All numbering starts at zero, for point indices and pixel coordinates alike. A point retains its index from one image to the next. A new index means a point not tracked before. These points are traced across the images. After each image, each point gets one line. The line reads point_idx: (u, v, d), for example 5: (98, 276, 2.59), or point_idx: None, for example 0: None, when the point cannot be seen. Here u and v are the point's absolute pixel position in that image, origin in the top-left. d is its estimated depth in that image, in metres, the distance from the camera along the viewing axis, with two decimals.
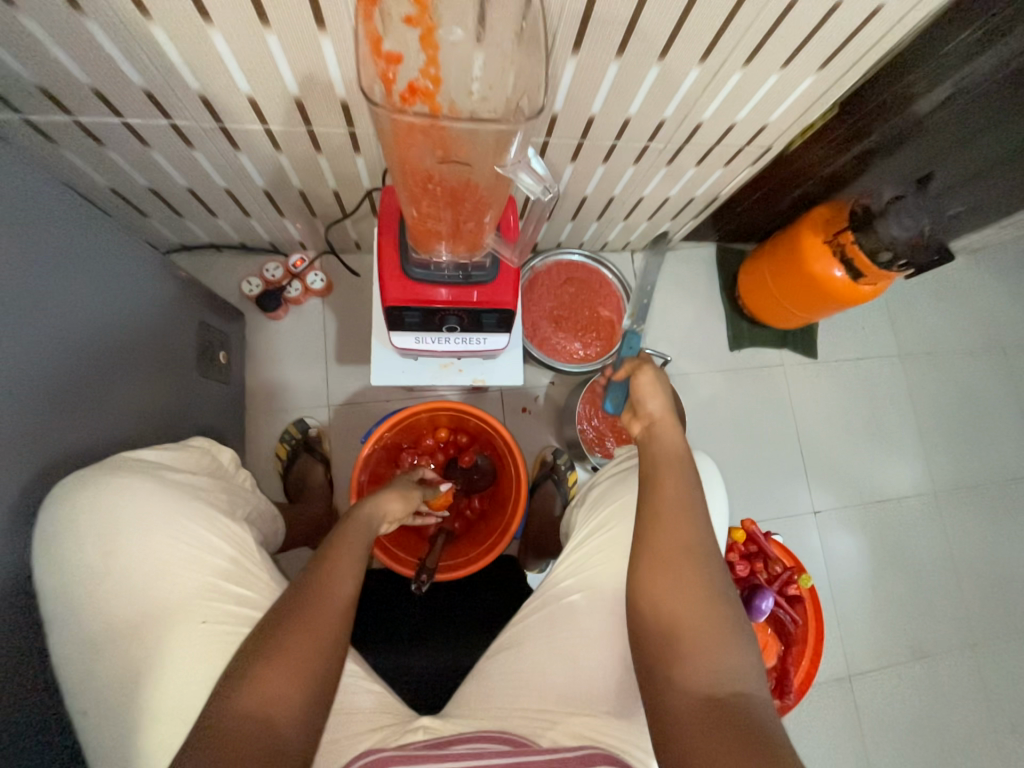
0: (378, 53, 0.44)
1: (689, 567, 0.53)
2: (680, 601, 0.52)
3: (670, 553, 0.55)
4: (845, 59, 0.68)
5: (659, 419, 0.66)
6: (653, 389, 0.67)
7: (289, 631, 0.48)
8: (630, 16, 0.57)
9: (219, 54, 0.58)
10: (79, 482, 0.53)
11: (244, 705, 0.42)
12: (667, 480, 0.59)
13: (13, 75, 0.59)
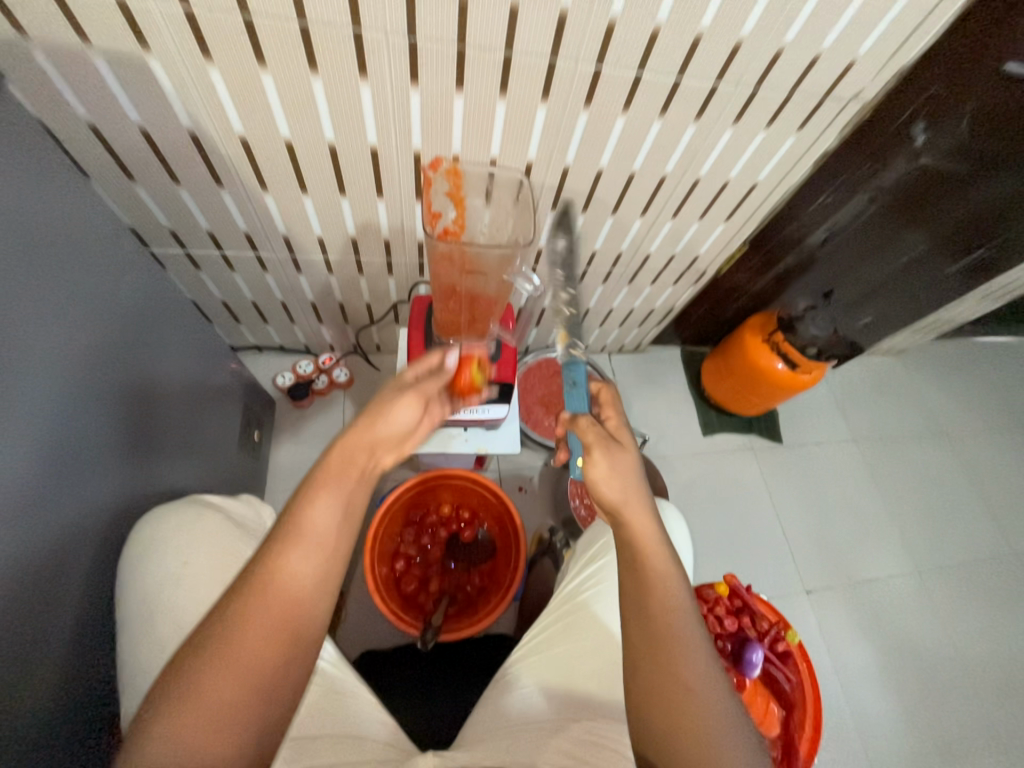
0: (429, 211, 0.67)
1: (688, 680, 0.47)
2: (665, 725, 0.46)
3: (656, 668, 0.47)
4: (742, 214, 0.96)
5: (631, 496, 0.54)
6: (612, 470, 0.55)
7: (229, 667, 0.42)
8: (589, 188, 0.84)
9: (305, 210, 0.82)
10: (155, 517, 0.64)
11: (185, 745, 0.39)
12: (652, 583, 0.50)
13: (154, 224, 0.83)
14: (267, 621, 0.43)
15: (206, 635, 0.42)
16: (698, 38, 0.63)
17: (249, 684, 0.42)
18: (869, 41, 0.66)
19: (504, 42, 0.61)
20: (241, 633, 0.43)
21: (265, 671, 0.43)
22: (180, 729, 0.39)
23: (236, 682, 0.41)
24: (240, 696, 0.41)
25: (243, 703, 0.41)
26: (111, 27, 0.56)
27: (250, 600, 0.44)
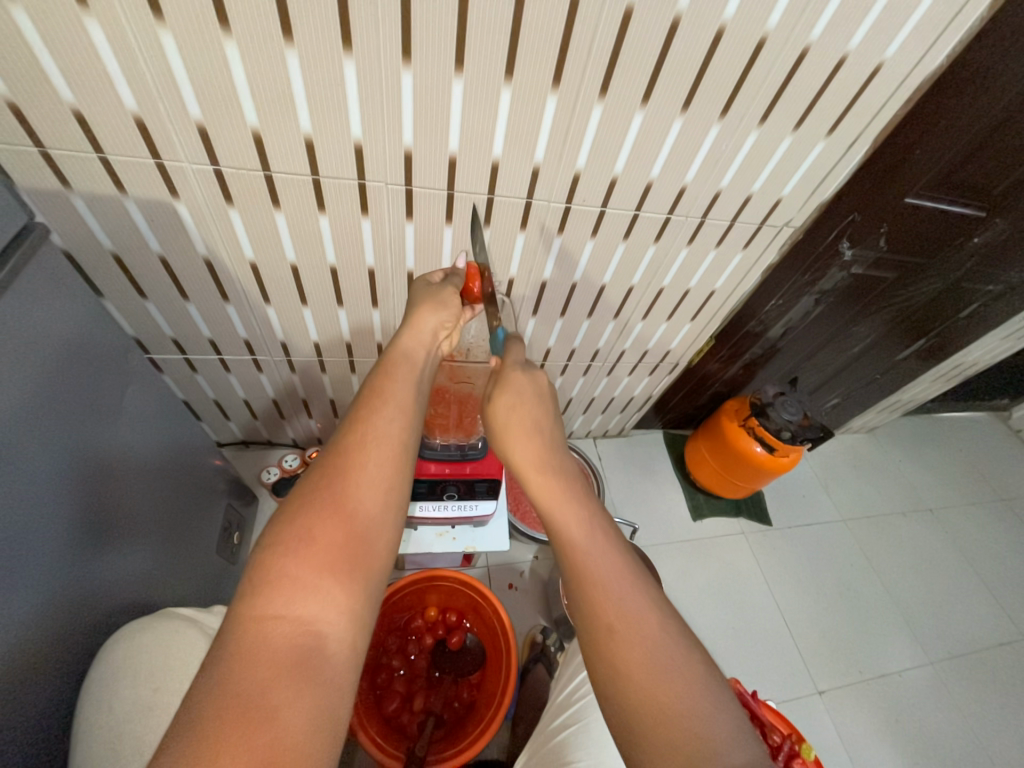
0: None
1: (614, 601, 0.47)
2: (616, 668, 0.44)
3: (595, 602, 0.47)
4: (706, 313, 1.06)
5: (533, 451, 0.57)
6: (519, 424, 0.58)
7: (309, 576, 0.39)
8: (565, 296, 0.93)
9: (304, 318, 0.89)
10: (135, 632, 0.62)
11: (272, 649, 0.36)
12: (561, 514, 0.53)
13: (158, 334, 0.88)
14: (342, 531, 0.42)
15: (278, 547, 0.40)
16: (649, 184, 0.74)
17: (332, 592, 0.40)
18: (790, 184, 0.80)
19: (486, 189, 0.71)
20: (320, 540, 0.41)
21: (345, 584, 0.41)
22: (263, 637, 0.36)
23: (317, 590, 0.39)
24: (321, 607, 0.39)
25: (324, 614, 0.39)
26: (146, 181, 0.64)
27: (325, 512, 0.43)
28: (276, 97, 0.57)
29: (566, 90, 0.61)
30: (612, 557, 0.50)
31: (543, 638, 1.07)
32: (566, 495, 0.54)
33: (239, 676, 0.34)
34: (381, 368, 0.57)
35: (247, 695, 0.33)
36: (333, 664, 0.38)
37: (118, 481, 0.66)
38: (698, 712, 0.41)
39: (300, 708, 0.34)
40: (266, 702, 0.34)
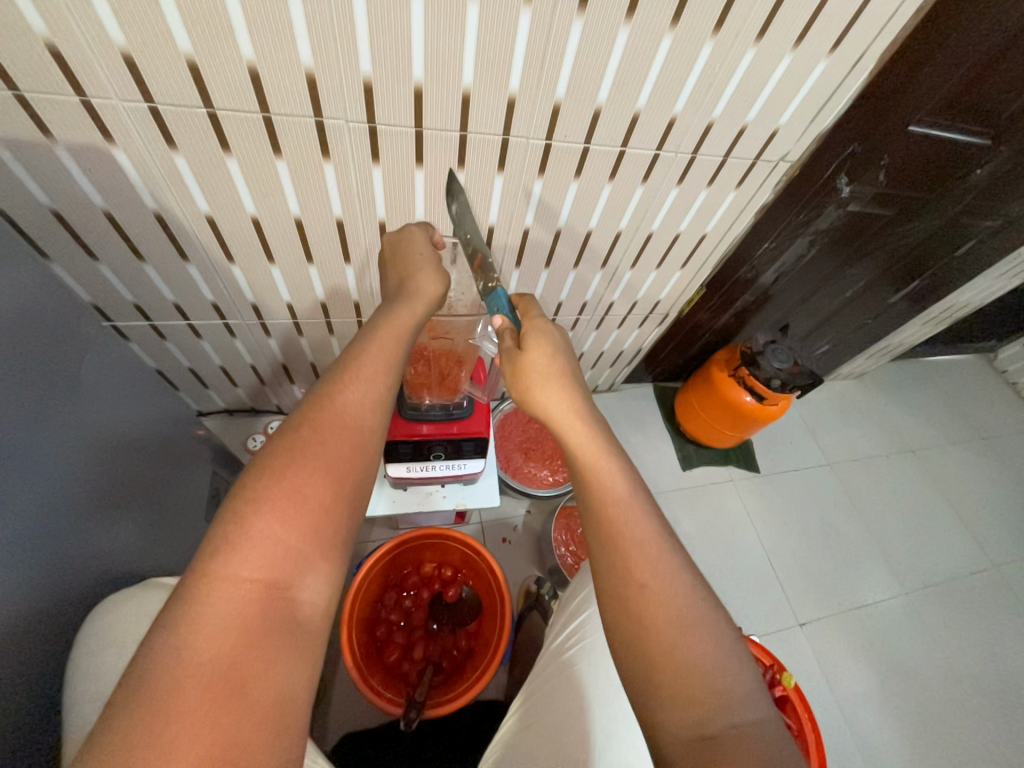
0: None
1: (655, 569, 0.47)
2: (647, 628, 0.45)
3: (630, 564, 0.47)
4: (696, 260, 1.02)
5: (568, 407, 0.56)
6: (546, 383, 0.57)
7: (283, 541, 0.39)
8: (549, 245, 0.88)
9: (273, 278, 0.84)
10: (119, 602, 0.62)
11: (241, 617, 0.36)
12: (598, 471, 0.53)
13: (118, 299, 0.83)
14: (324, 496, 0.42)
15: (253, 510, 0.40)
16: (636, 116, 0.69)
17: (309, 558, 0.40)
18: (788, 112, 0.74)
19: (458, 125, 0.65)
20: (300, 504, 0.41)
21: (322, 552, 0.41)
22: (230, 603, 0.36)
23: (291, 555, 0.40)
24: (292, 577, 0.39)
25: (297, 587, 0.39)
26: (75, 124, 0.57)
27: (304, 476, 0.42)
28: (208, 17, 0.50)
29: (541, 3, 0.54)
30: (648, 527, 0.50)
31: (537, 587, 1.10)
32: (604, 459, 0.54)
33: (203, 645, 0.35)
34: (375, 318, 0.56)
35: (216, 663, 0.34)
36: (303, 630, 0.39)
37: (89, 460, 0.64)
38: (710, 665, 0.43)
39: (271, 672, 0.36)
40: (237, 670, 0.35)
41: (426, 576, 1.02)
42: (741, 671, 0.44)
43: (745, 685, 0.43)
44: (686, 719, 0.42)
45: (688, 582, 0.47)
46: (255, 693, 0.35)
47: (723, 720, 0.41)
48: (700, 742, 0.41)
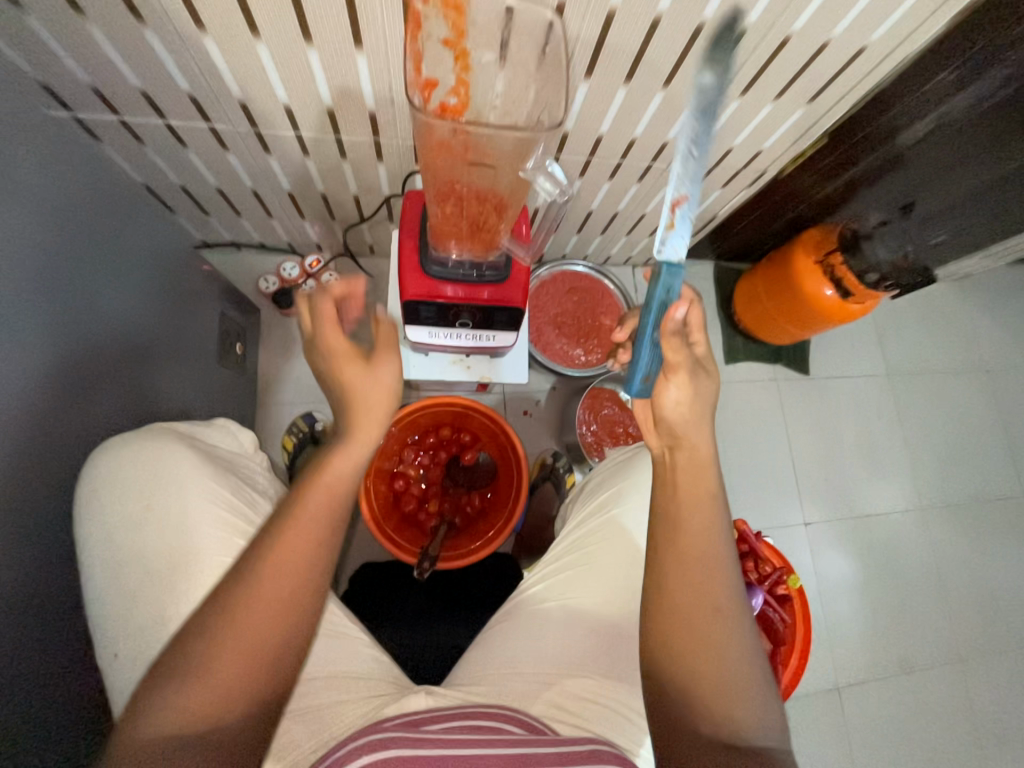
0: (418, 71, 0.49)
1: (716, 590, 0.53)
2: (697, 636, 0.51)
3: (700, 582, 0.53)
4: (832, 92, 0.74)
5: (692, 426, 0.59)
6: (691, 401, 0.59)
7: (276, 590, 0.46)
8: (637, 47, 0.63)
9: (261, 65, 0.63)
10: (115, 451, 0.57)
11: (231, 654, 0.43)
12: (699, 494, 0.57)
13: (72, 78, 0.65)
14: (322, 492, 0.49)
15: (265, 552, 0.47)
16: None
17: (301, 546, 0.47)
18: None
19: None
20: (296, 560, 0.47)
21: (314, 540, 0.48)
22: (229, 636, 0.44)
23: (279, 614, 0.46)
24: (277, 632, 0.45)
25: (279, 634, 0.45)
26: None
27: (303, 532, 0.47)
28: None
29: None
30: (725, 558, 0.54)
31: (553, 460, 1.10)
32: (706, 491, 0.57)
33: (203, 669, 0.43)
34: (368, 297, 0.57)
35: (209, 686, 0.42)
36: (298, 598, 0.47)
37: (63, 288, 0.55)
38: (727, 660, 0.50)
39: (242, 707, 0.43)
40: (224, 697, 0.43)
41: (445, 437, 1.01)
42: (759, 696, 0.50)
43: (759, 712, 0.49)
44: (706, 716, 0.49)
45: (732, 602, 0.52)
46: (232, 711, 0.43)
47: (723, 706, 0.49)
48: (696, 706, 0.49)
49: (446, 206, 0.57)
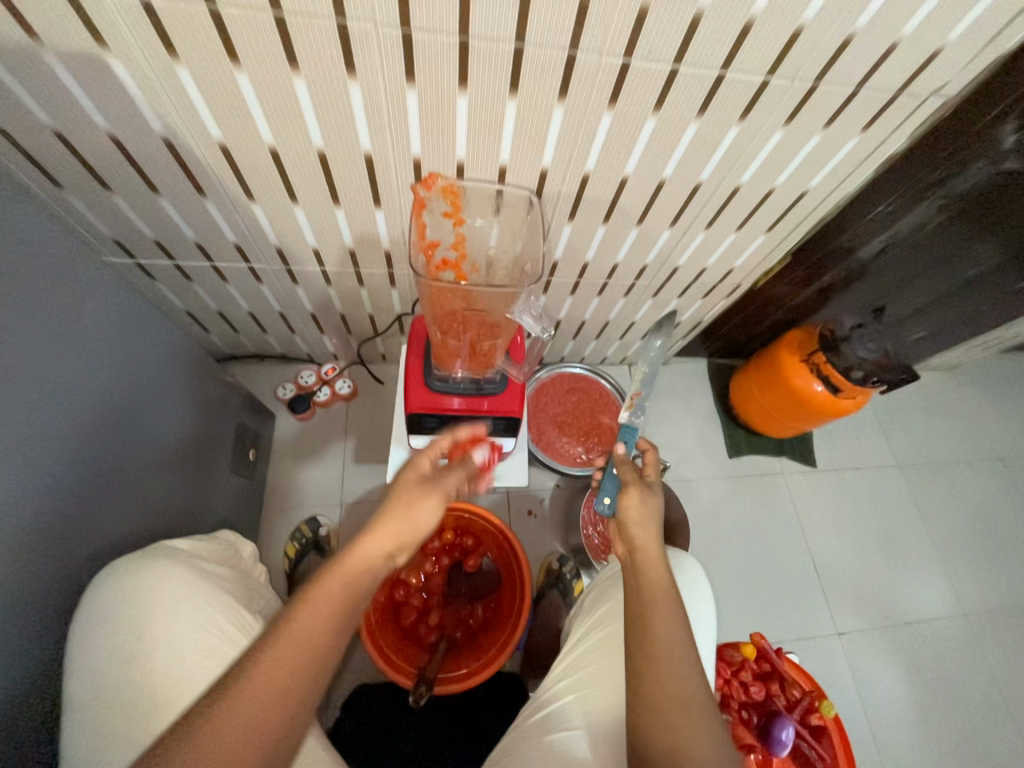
0: (423, 238, 0.64)
1: (681, 714, 0.52)
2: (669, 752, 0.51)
3: (657, 699, 0.53)
4: (785, 227, 0.85)
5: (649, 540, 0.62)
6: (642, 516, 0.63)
7: (330, 626, 0.46)
8: (612, 198, 0.73)
9: (298, 221, 0.75)
10: (113, 571, 0.55)
11: (261, 717, 0.41)
12: (658, 623, 0.56)
13: (138, 235, 0.77)
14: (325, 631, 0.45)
15: (326, 586, 0.47)
16: (749, 26, 0.52)
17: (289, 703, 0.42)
18: (961, 26, 0.54)
19: (512, 37, 0.51)
20: (354, 601, 0.48)
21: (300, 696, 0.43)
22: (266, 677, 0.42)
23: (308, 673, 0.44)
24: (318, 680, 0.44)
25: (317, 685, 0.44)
26: (59, 22, 0.48)
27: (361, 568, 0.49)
28: None
29: None
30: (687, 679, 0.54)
31: (559, 564, 1.04)
32: (668, 612, 0.57)
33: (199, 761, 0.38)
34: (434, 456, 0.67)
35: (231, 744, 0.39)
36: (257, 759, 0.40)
37: (101, 423, 0.60)
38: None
39: None
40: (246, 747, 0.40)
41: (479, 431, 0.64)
42: None
43: None
44: None
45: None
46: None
47: None
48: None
49: (447, 342, 0.70)
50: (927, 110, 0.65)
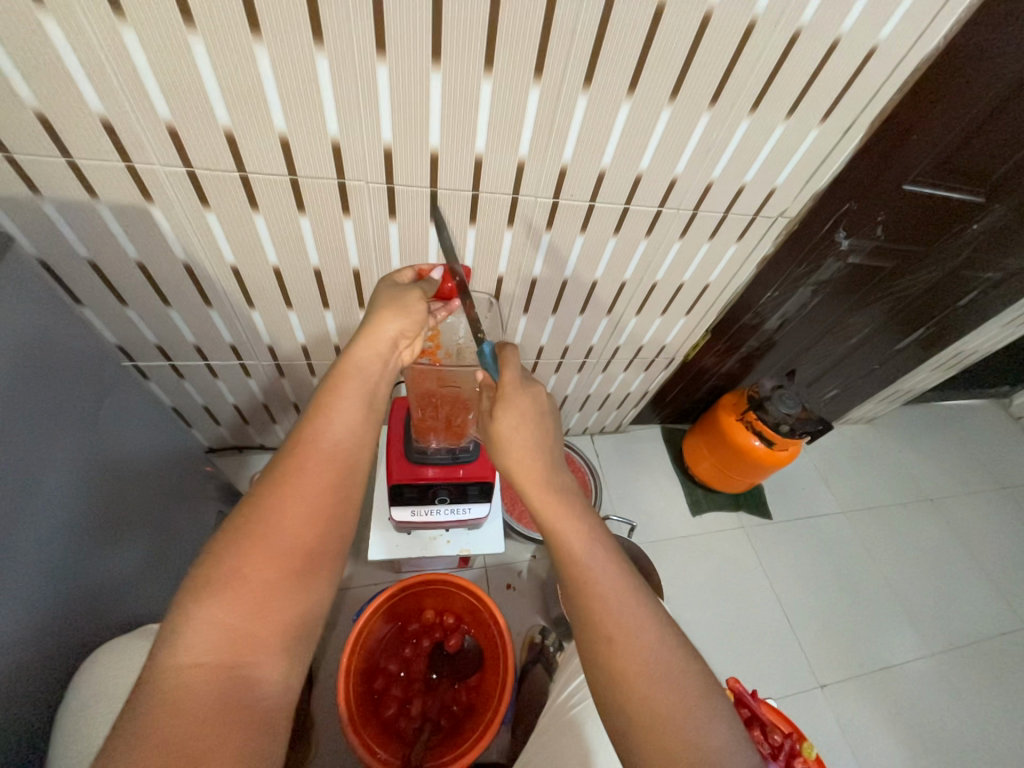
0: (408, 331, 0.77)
1: (623, 614, 0.47)
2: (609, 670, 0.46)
3: (593, 616, 0.48)
4: (699, 309, 1.04)
5: (533, 445, 0.56)
6: (513, 418, 0.56)
7: (295, 542, 0.43)
8: (556, 293, 0.90)
9: (290, 322, 0.87)
10: (105, 656, 0.58)
11: (240, 647, 0.38)
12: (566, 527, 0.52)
13: (141, 341, 0.85)
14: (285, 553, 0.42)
15: (272, 502, 0.44)
16: (638, 177, 0.72)
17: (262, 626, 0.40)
18: (785, 173, 0.77)
19: (470, 186, 0.69)
20: (315, 513, 0.44)
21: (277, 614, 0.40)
22: (230, 610, 0.39)
23: (277, 591, 0.41)
24: (303, 604, 0.42)
25: (312, 596, 0.43)
26: (117, 185, 0.62)
27: (314, 474, 0.46)
28: (248, 91, 0.54)
29: (549, 82, 0.58)
30: (619, 585, 0.49)
31: (542, 636, 1.05)
32: (569, 509, 0.53)
33: (170, 716, 0.34)
34: (331, 379, 0.53)
35: (213, 681, 0.37)
36: (265, 696, 0.38)
37: (101, 513, 0.64)
38: (676, 697, 0.44)
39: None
40: (232, 687, 0.37)
41: (416, 303, 0.59)
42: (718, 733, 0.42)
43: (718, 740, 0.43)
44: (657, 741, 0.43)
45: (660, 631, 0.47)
46: (243, 735, 0.36)
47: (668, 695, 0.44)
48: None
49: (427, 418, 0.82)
50: (781, 225, 0.88)
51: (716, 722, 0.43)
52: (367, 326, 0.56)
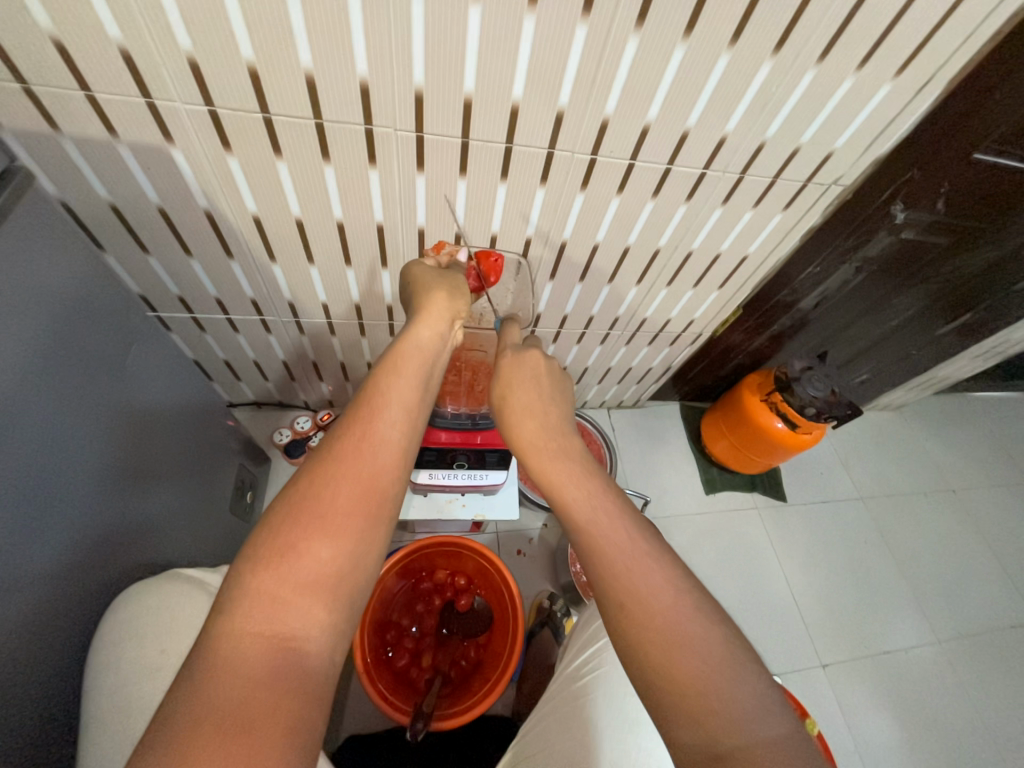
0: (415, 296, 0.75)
1: (647, 576, 0.44)
2: (638, 643, 0.42)
3: (607, 571, 0.45)
4: (732, 284, 0.99)
5: (545, 415, 0.57)
6: (524, 390, 0.58)
7: (347, 514, 0.40)
8: (586, 259, 0.86)
9: (311, 278, 0.84)
10: (136, 597, 0.59)
11: (293, 621, 0.36)
12: (572, 492, 0.51)
13: (164, 291, 0.85)
14: (343, 524, 0.40)
15: (329, 472, 0.42)
16: (685, 134, 0.67)
17: (315, 604, 0.37)
18: (844, 136, 0.71)
19: (504, 138, 0.65)
20: (369, 485, 0.42)
21: (329, 596, 0.38)
22: (283, 579, 0.37)
23: (328, 565, 0.38)
24: (354, 582, 0.39)
25: (362, 576, 0.40)
26: (138, 123, 0.59)
27: (368, 447, 0.44)
28: (273, 22, 0.50)
29: (597, 20, 0.53)
30: (646, 554, 0.46)
31: (550, 603, 1.07)
32: (576, 477, 0.52)
33: (224, 688, 0.32)
34: (386, 359, 0.51)
35: (266, 654, 0.34)
36: (317, 677, 0.35)
37: (125, 461, 0.64)
38: (707, 657, 0.41)
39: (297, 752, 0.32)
40: (282, 662, 0.34)
41: (458, 291, 0.60)
42: (763, 699, 0.39)
43: (765, 708, 0.39)
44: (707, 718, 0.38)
45: (691, 597, 0.44)
46: (293, 710, 0.33)
47: (716, 658, 0.41)
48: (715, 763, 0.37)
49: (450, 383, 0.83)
50: (835, 193, 0.81)
51: (752, 688, 0.40)
52: (423, 309, 0.56)
